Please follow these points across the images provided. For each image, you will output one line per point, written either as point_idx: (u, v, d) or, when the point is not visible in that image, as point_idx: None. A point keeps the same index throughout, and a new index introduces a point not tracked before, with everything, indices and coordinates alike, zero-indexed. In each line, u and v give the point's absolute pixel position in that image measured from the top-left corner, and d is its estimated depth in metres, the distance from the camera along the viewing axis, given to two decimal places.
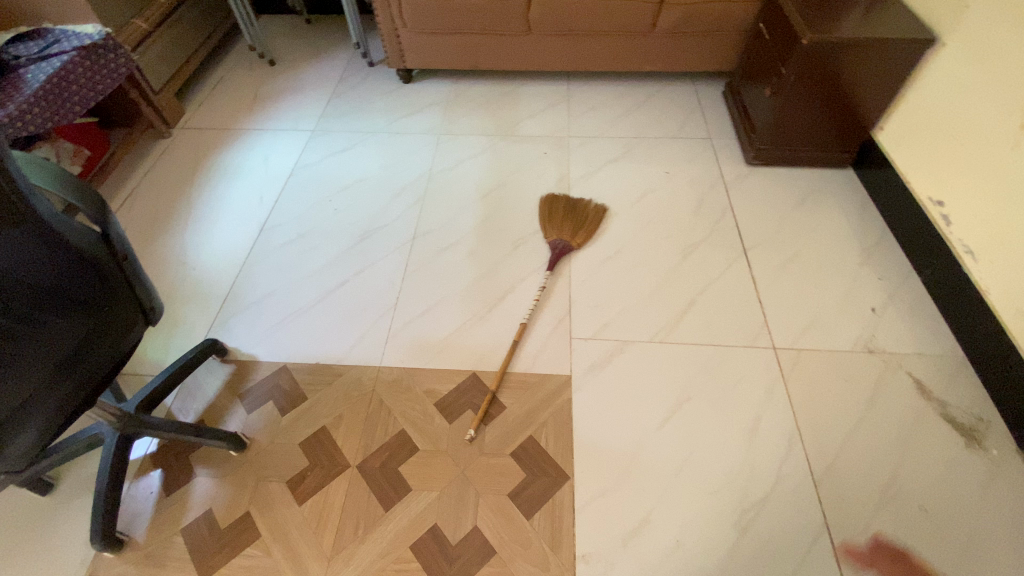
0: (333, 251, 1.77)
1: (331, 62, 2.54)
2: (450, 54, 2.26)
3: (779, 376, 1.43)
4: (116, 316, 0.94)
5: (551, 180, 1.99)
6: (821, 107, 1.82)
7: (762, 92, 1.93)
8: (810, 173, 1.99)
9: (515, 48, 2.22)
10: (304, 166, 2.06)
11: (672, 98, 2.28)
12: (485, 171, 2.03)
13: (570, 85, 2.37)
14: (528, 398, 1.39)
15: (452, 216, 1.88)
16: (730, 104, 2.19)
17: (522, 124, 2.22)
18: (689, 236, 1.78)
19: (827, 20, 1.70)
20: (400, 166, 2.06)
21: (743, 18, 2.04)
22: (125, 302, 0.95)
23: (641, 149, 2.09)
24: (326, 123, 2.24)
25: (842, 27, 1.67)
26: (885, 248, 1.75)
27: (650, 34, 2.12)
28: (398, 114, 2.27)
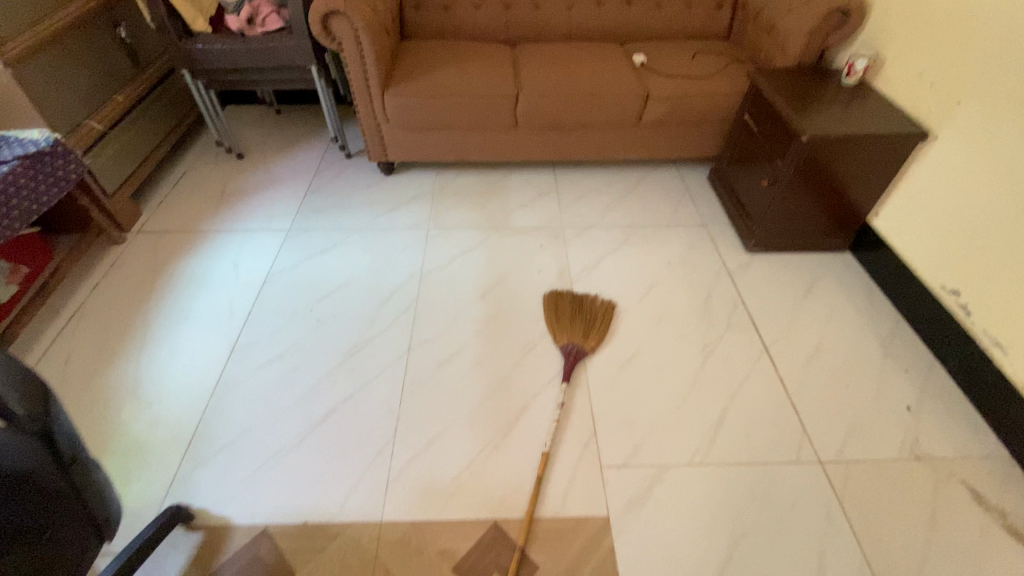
0: (318, 372, 1.56)
1: (305, 155, 2.42)
2: (434, 147, 2.18)
3: (835, 498, 1.31)
4: (64, 542, 0.70)
5: (552, 275, 1.87)
6: (819, 197, 1.81)
7: (755, 181, 1.93)
8: (811, 258, 1.96)
9: (503, 140, 2.16)
10: (280, 272, 1.87)
11: (662, 184, 2.27)
12: (480, 268, 1.90)
13: (557, 174, 2.33)
14: (563, 552, 1.20)
15: (451, 322, 1.70)
16: (719, 189, 2.19)
17: (514, 215, 2.13)
18: (706, 333, 1.68)
19: (819, 114, 1.72)
20: (388, 266, 1.90)
21: (727, 109, 2.07)
22: (77, 520, 0.72)
23: (639, 237, 2.03)
24: (302, 221, 2.08)
25: (835, 121, 1.69)
26: (902, 337, 1.70)
27: (637, 125, 2.12)
28: (382, 209, 2.14)
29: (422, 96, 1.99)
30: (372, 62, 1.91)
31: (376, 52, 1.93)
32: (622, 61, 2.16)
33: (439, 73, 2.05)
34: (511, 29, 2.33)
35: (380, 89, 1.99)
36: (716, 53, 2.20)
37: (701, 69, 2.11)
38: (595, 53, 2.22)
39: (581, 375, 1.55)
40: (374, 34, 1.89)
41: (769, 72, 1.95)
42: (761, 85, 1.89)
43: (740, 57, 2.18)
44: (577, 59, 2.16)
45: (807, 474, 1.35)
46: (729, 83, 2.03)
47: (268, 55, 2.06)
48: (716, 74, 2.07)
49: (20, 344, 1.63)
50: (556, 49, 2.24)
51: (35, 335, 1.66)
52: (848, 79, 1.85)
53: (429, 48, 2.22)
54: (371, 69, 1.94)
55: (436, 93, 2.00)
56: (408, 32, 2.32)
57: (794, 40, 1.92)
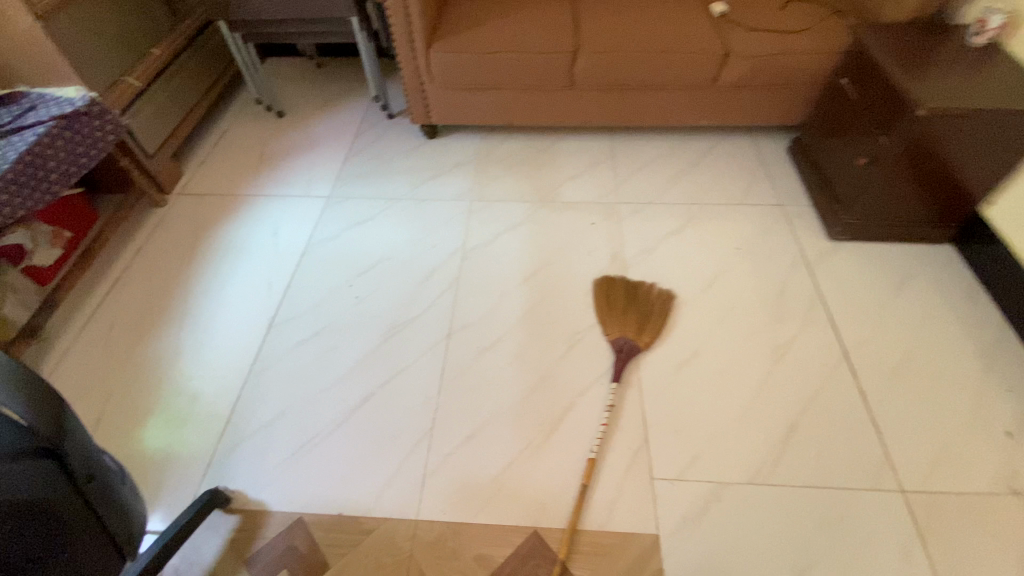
0: (355, 354, 1.50)
1: (345, 114, 2.29)
2: (481, 109, 2.01)
3: (918, 534, 1.16)
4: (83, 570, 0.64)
5: (603, 258, 1.71)
6: (925, 180, 1.55)
7: (848, 159, 1.67)
8: (904, 249, 1.72)
9: (556, 103, 1.96)
10: (319, 242, 1.80)
11: (732, 156, 2.03)
12: (526, 247, 1.76)
13: (614, 141, 2.12)
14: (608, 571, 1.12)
15: (493, 305, 1.59)
16: (800, 165, 1.93)
17: (564, 188, 1.95)
18: (776, 333, 1.50)
19: (939, 82, 1.44)
20: (428, 241, 1.79)
21: (818, 71, 1.79)
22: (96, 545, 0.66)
23: (704, 218, 1.82)
24: (341, 188, 1.98)
25: (960, 90, 1.41)
26: (1010, 350, 1.47)
27: (710, 88, 1.87)
28: (423, 177, 2.01)
29: (470, 52, 1.81)
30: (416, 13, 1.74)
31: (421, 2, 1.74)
32: (697, 12, 1.88)
33: (489, 26, 1.85)
34: None
35: (425, 44, 1.82)
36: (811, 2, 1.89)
37: (792, 21, 1.81)
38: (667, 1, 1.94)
39: (633, 373, 1.42)
40: None
41: (877, 28, 1.65)
42: (866, 44, 1.61)
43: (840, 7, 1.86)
44: (645, 9, 1.90)
45: (886, 505, 1.20)
46: (825, 39, 1.74)
47: (306, 5, 1.91)
48: (810, 28, 1.78)
49: (69, 308, 1.64)
50: None
51: (83, 299, 1.67)
52: (977, 37, 1.53)
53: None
54: (416, 22, 1.77)
55: (485, 49, 1.81)
56: None
57: None
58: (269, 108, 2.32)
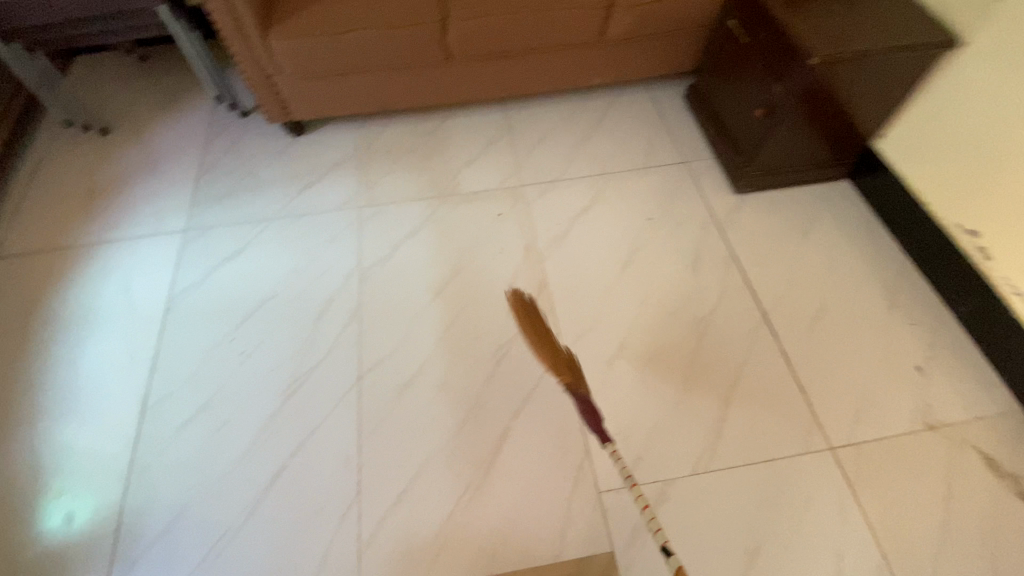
0: (253, 424, 1.30)
1: (187, 119, 1.90)
2: (348, 97, 1.72)
3: (847, 487, 1.22)
4: None
5: (516, 252, 1.60)
6: (827, 113, 1.48)
7: (747, 107, 1.60)
8: (808, 193, 1.70)
9: (431, 83, 1.72)
10: (183, 292, 1.53)
11: (631, 113, 1.91)
12: (429, 253, 1.59)
13: (508, 112, 1.94)
14: None
15: (406, 331, 1.43)
16: (698, 114, 1.85)
17: (461, 176, 1.78)
18: (700, 308, 1.47)
19: (811, 21, 1.35)
20: (316, 266, 1.55)
21: (706, 12, 1.66)
22: None
23: (611, 190, 1.73)
24: (202, 217, 1.67)
25: (827, 30, 1.33)
26: (910, 279, 1.52)
27: (599, 43, 1.70)
28: (297, 187, 1.74)
29: (317, 33, 1.50)
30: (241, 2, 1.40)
31: None
32: None
33: None
34: None
35: (257, 29, 1.47)
36: None
37: None
38: None
39: (615, 462, 0.99)
40: None
41: None
42: None
43: None
44: None
45: (820, 467, 1.24)
46: None
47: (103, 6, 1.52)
48: None
49: None
50: None
51: None
52: None
53: None
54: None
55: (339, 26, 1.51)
56: None
57: None
58: (71, 121, 1.89)
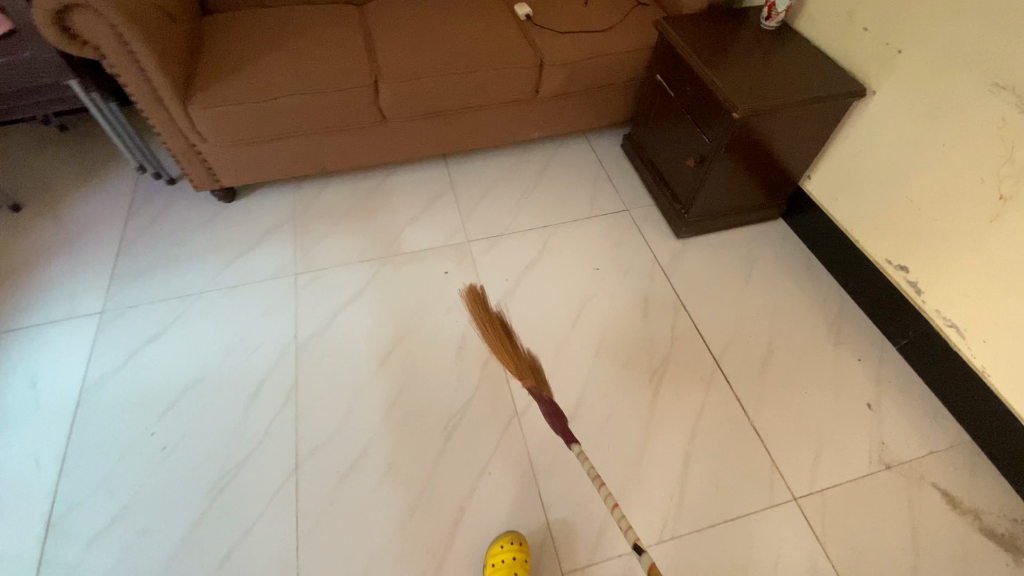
0: (176, 532, 1.16)
1: (106, 190, 1.79)
2: (281, 162, 1.66)
3: (815, 539, 1.18)
4: None
5: (464, 312, 1.52)
6: (755, 159, 1.52)
7: (681, 156, 1.63)
8: (748, 234, 1.74)
9: (368, 145, 1.69)
10: (98, 381, 1.39)
11: (571, 164, 1.94)
12: (371, 320, 1.50)
13: (450, 167, 1.92)
14: None
15: (348, 408, 1.33)
16: (636, 162, 1.89)
17: (405, 234, 1.72)
18: (654, 359, 1.44)
19: (731, 75, 1.41)
20: (250, 341, 1.45)
21: (633, 67, 1.72)
22: None
23: (557, 241, 1.72)
24: (122, 296, 1.54)
25: (747, 83, 1.39)
26: (851, 313, 1.56)
27: (534, 99, 1.73)
28: (229, 257, 1.66)
29: (244, 102, 1.46)
30: (158, 75, 1.34)
31: (165, 45, 1.35)
32: (502, 16, 1.72)
33: (271, 65, 1.52)
34: None
35: (177, 102, 1.41)
36: None
37: (598, 21, 1.70)
38: (472, 6, 1.77)
39: (581, 462, 1.01)
40: (139, 14, 1.27)
41: (678, 19, 1.59)
42: (673, 38, 1.53)
43: None
44: (449, 17, 1.71)
45: (787, 520, 1.20)
46: (634, 35, 1.67)
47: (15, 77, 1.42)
48: (619, 23, 1.69)
49: None
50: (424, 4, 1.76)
51: None
52: (767, 22, 1.52)
53: (246, 23, 1.63)
54: (175, 64, 1.39)
55: (267, 94, 1.47)
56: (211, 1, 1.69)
57: None
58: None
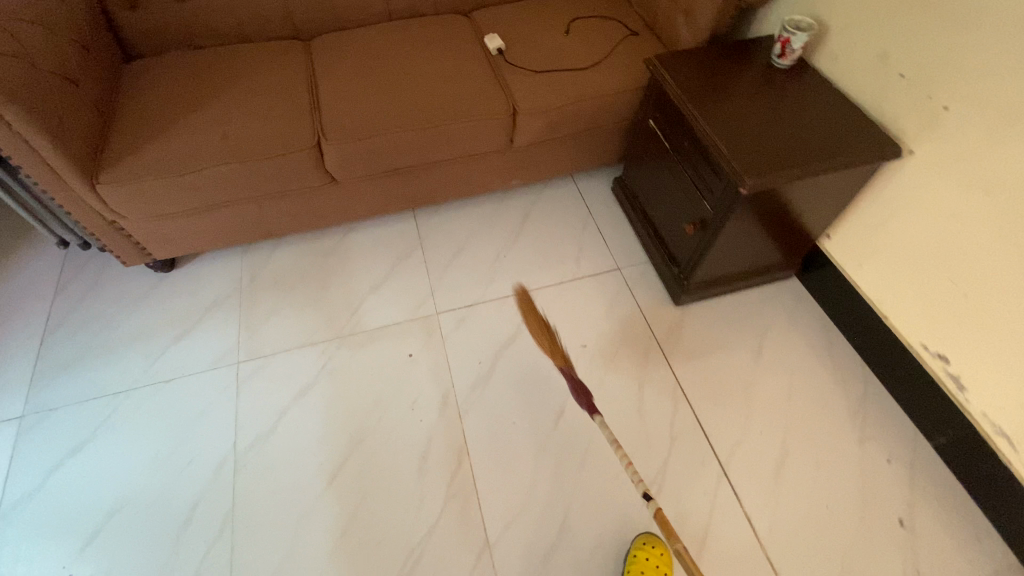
0: None
1: (29, 260, 1.56)
2: (220, 232, 1.45)
3: None
4: None
5: (429, 408, 1.32)
6: (766, 223, 1.28)
7: (678, 215, 1.40)
8: (758, 298, 1.52)
9: (320, 206, 1.48)
10: (9, 509, 1.21)
11: (556, 212, 1.72)
12: (324, 422, 1.31)
13: (418, 219, 1.69)
14: None
15: (292, 540, 1.15)
16: (629, 211, 1.66)
17: (366, 307, 1.51)
18: (649, 467, 1.24)
19: (736, 130, 1.15)
20: (182, 453, 1.27)
21: (622, 108, 1.48)
22: None
23: (538, 310, 1.50)
24: (43, 396, 1.35)
25: (755, 142, 1.13)
26: (876, 397, 1.35)
27: (508, 148, 1.51)
28: (167, 340, 1.46)
29: (162, 176, 1.23)
30: (54, 155, 1.12)
31: (62, 118, 1.13)
32: (470, 53, 1.49)
33: (197, 127, 1.29)
34: (297, 18, 1.54)
35: (83, 183, 1.19)
36: (595, 16, 1.56)
37: (580, 56, 1.47)
38: (436, 40, 1.53)
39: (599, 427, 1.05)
40: (21, 87, 1.05)
41: (674, 56, 1.34)
42: (667, 83, 1.28)
43: (632, 19, 1.56)
44: (408, 56, 1.48)
45: None
46: (622, 72, 1.44)
47: None
48: (604, 59, 1.46)
49: None
50: (380, 40, 1.53)
51: None
52: (781, 59, 1.27)
53: (171, 71, 1.40)
54: (77, 138, 1.17)
55: (189, 165, 1.25)
56: (134, 47, 1.46)
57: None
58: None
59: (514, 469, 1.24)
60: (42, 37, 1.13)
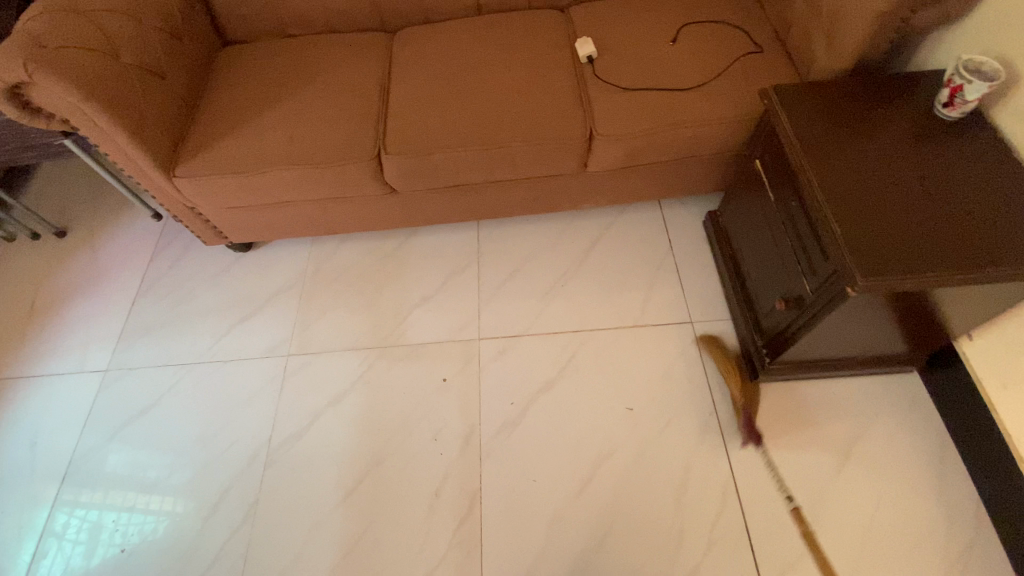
0: None
1: (135, 225, 1.73)
2: (285, 225, 1.47)
3: None
4: None
5: (450, 443, 1.28)
6: (883, 316, 1.02)
7: (771, 280, 1.16)
8: (855, 389, 1.25)
9: (380, 211, 1.45)
10: (86, 453, 1.38)
11: (631, 242, 1.53)
12: (350, 435, 1.32)
13: (482, 230, 1.61)
14: None
15: (301, 545, 1.21)
16: (717, 255, 1.43)
17: (412, 319, 1.47)
18: (671, 566, 1.11)
19: (861, 207, 0.89)
20: (224, 435, 1.36)
21: (724, 141, 1.25)
22: None
23: (587, 355, 1.36)
24: (126, 355, 1.51)
25: (884, 226, 0.87)
26: (988, 550, 1.07)
27: (580, 173, 1.35)
28: (229, 321, 1.53)
29: (228, 173, 1.25)
30: (135, 149, 1.18)
31: (144, 113, 1.19)
32: (556, 60, 1.33)
33: (267, 126, 1.29)
34: (383, 10, 1.46)
35: (161, 175, 1.25)
36: (711, 24, 1.31)
37: (682, 74, 1.24)
38: (521, 41, 1.38)
39: None
40: (107, 85, 1.11)
41: (798, 88, 1.06)
42: (781, 126, 1.02)
43: (758, 31, 1.28)
44: (487, 60, 1.36)
45: None
46: (729, 99, 1.19)
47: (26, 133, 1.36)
48: (711, 80, 1.22)
49: None
50: (462, 38, 1.41)
51: None
52: (945, 109, 0.96)
53: (256, 62, 1.41)
54: (158, 132, 1.22)
55: (253, 164, 1.25)
56: (230, 33, 1.49)
57: (856, 18, 1.02)
58: (12, 237, 1.72)
59: (523, 532, 1.17)
60: (133, 33, 1.19)
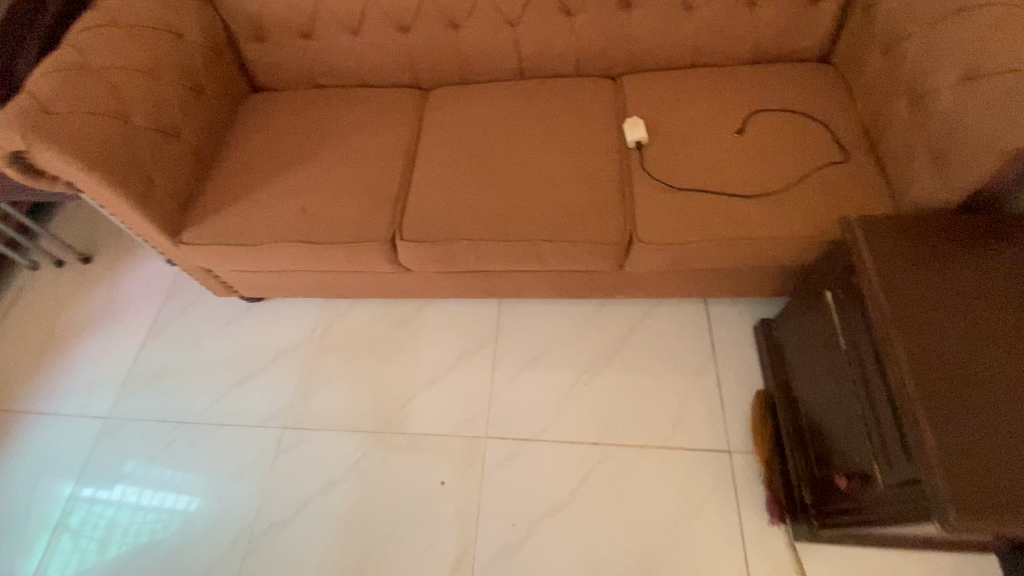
0: None
1: (155, 262, 1.69)
2: (293, 289, 1.38)
3: None
4: None
5: (441, 561, 1.16)
6: None
7: (833, 437, 0.97)
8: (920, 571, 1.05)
9: (391, 285, 1.33)
10: (74, 508, 1.34)
11: (668, 341, 1.36)
12: (336, 532, 1.22)
13: (503, 308, 1.47)
14: None
15: None
16: (767, 374, 1.24)
17: (417, 403, 1.35)
18: None
19: (965, 408, 0.70)
20: (210, 509, 1.29)
21: (789, 259, 1.06)
22: None
23: (603, 475, 1.21)
24: (127, 403, 1.46)
25: (992, 440, 0.67)
26: None
27: (616, 271, 1.19)
28: (231, 379, 1.46)
29: (234, 245, 1.17)
30: (140, 216, 1.12)
31: (154, 179, 1.12)
32: (602, 144, 1.18)
33: (280, 193, 1.20)
34: (420, 67, 1.35)
35: (167, 240, 1.18)
36: (788, 115, 1.13)
37: (747, 176, 1.06)
38: (565, 116, 1.24)
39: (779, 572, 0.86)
40: (114, 154, 1.05)
41: (889, 221, 0.87)
42: (864, 273, 0.83)
43: (844, 130, 1.09)
44: (525, 136, 1.22)
45: None
46: (802, 216, 1.01)
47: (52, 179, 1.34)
48: (781, 188, 1.04)
49: None
50: (501, 106, 1.28)
51: None
52: None
53: (279, 117, 1.33)
54: (166, 196, 1.15)
55: (259, 238, 1.17)
56: (260, 81, 1.41)
57: (976, 151, 0.83)
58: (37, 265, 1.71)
59: None
60: (149, 94, 1.13)
